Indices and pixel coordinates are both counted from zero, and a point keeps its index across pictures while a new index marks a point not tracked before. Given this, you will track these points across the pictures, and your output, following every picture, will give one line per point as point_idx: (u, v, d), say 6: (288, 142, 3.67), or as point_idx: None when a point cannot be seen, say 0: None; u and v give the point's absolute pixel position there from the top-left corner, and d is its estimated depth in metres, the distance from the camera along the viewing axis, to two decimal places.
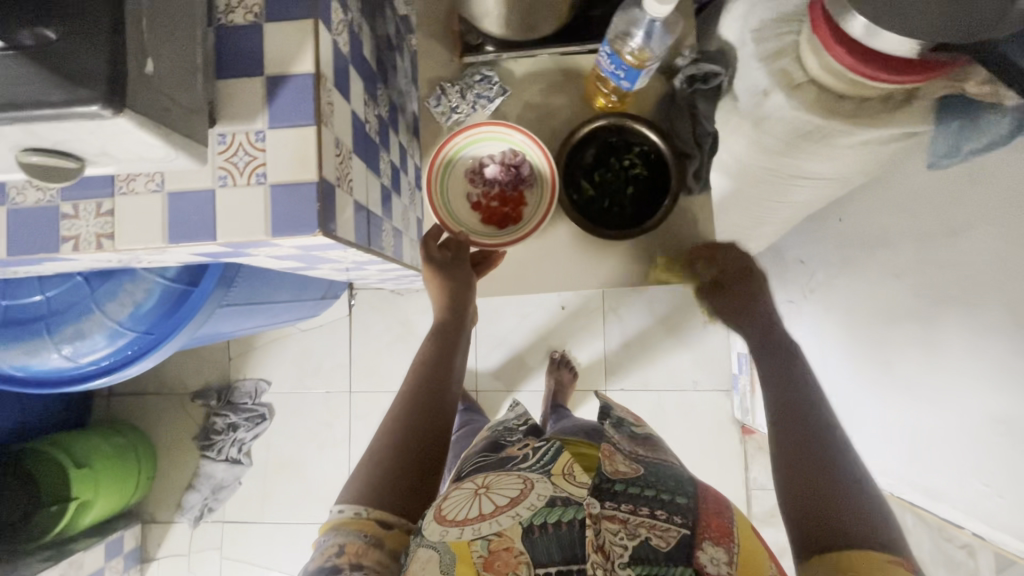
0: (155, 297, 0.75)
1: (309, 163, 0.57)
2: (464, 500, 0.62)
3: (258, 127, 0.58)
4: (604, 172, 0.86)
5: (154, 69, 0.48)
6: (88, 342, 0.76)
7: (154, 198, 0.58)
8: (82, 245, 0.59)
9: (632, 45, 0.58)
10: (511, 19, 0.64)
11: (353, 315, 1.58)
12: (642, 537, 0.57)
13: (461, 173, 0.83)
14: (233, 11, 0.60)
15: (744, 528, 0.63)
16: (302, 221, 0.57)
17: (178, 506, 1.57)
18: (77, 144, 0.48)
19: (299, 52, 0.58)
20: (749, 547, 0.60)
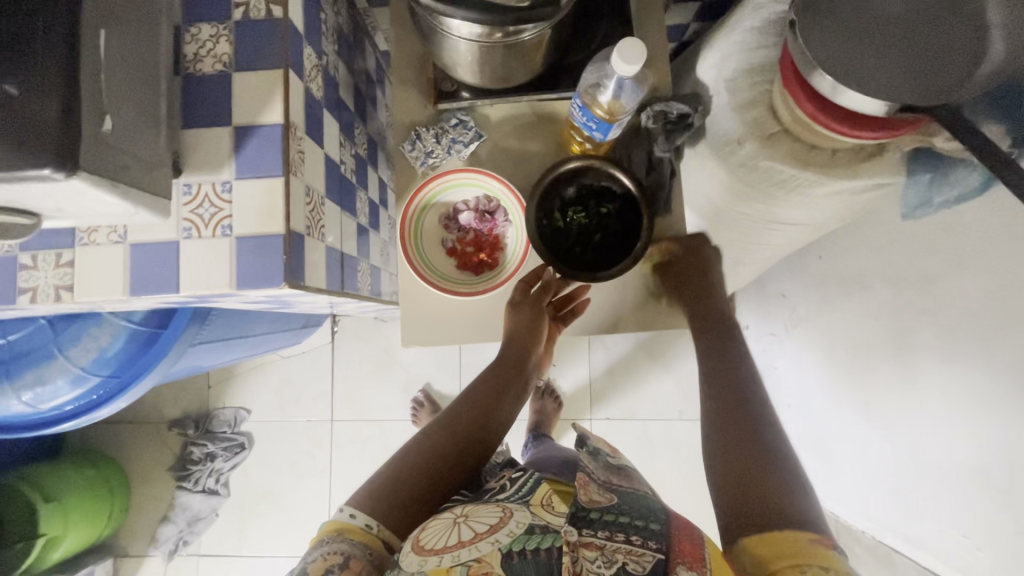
0: (121, 341, 0.72)
1: (277, 216, 0.57)
2: (444, 529, 0.59)
3: (225, 178, 0.57)
4: (580, 212, 0.69)
5: (112, 126, 0.47)
6: (50, 388, 0.73)
7: (116, 249, 0.57)
8: (41, 296, 0.57)
9: (603, 99, 0.58)
10: (485, 69, 0.64)
11: (335, 342, 1.57)
12: (618, 564, 0.54)
13: (427, 221, 0.68)
14: (201, 60, 0.59)
15: (718, 556, 0.57)
16: (269, 274, 0.56)
17: (152, 539, 1.52)
18: (30, 202, 0.47)
19: (268, 103, 0.58)
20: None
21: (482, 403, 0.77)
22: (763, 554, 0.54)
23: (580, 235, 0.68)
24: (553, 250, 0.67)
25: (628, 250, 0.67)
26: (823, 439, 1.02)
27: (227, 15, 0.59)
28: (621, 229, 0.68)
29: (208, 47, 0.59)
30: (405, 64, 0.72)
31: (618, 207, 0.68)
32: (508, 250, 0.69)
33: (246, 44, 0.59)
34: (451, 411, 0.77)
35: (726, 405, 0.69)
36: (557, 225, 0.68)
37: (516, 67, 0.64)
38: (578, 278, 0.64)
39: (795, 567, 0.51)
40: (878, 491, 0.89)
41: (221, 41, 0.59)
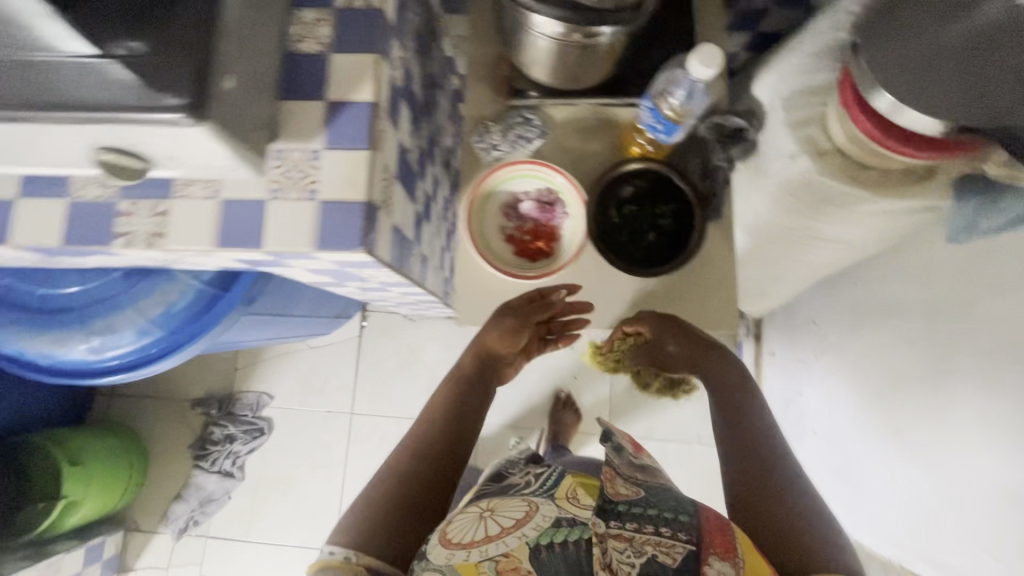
0: (187, 298, 0.76)
1: (360, 185, 0.61)
2: (469, 523, 0.59)
3: (315, 146, 0.61)
4: (637, 209, 0.72)
5: (233, 85, 0.51)
6: (116, 336, 0.76)
7: (207, 204, 0.61)
8: (133, 241, 0.61)
9: (673, 102, 0.61)
10: (560, 70, 0.68)
11: (363, 337, 1.59)
12: (648, 555, 0.55)
13: (489, 207, 0.72)
14: (303, 39, 0.64)
15: (748, 545, 0.57)
16: (348, 237, 0.60)
17: (163, 516, 1.53)
18: (152, 146, 0.52)
19: (361, 82, 0.63)
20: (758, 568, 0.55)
21: (447, 408, 0.81)
22: None
23: (634, 231, 0.71)
24: (609, 245, 0.70)
25: (682, 249, 0.70)
26: (850, 467, 1.02)
27: (330, 1, 0.64)
28: (676, 229, 0.71)
29: (310, 28, 0.64)
30: (479, 64, 0.77)
31: (674, 208, 0.71)
32: (564, 240, 0.72)
33: (345, 28, 0.64)
34: (421, 428, 0.78)
35: (745, 452, 0.68)
36: (613, 220, 0.71)
37: (588, 69, 0.68)
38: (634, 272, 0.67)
39: None
40: (902, 515, 0.89)
41: (322, 25, 0.64)
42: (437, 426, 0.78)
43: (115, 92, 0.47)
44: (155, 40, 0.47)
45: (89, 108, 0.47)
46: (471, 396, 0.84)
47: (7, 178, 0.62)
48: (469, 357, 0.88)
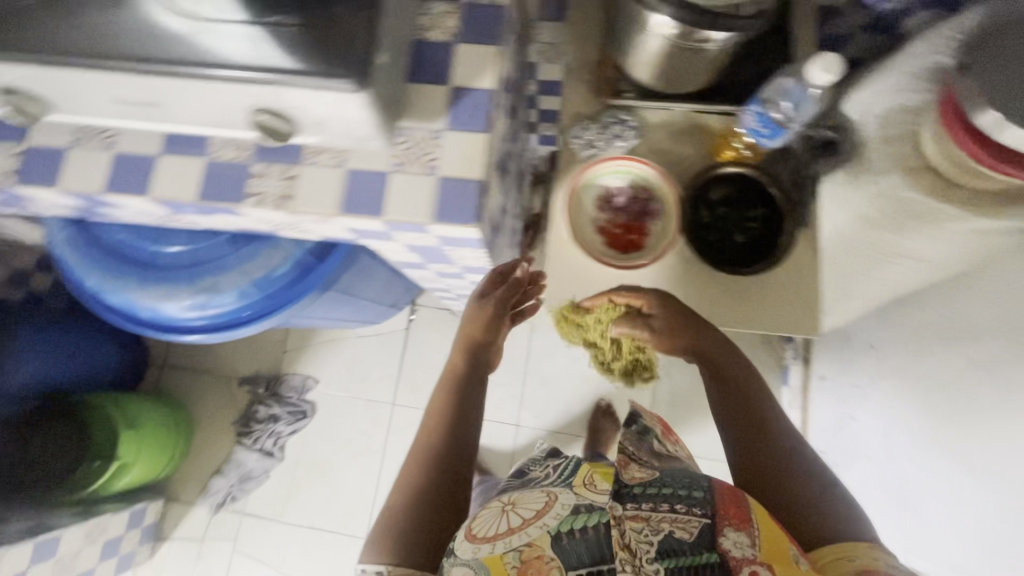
0: (288, 264, 0.81)
1: (478, 164, 0.65)
2: (492, 518, 0.66)
3: (437, 126, 0.66)
4: (727, 211, 0.75)
5: (385, 60, 0.56)
6: (218, 296, 0.80)
7: (334, 172, 0.65)
8: (263, 201, 0.65)
9: (782, 110, 0.65)
10: (665, 72, 0.72)
11: (410, 330, 1.63)
12: (665, 532, 0.59)
13: (586, 198, 0.76)
14: (431, 28, 0.69)
15: (763, 514, 0.61)
16: (464, 212, 0.64)
17: (203, 489, 1.56)
18: (305, 111, 0.56)
19: (483, 71, 0.67)
20: (773, 534, 0.59)
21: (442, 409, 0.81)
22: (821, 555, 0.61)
23: (722, 232, 0.74)
24: (698, 243, 0.74)
25: (768, 252, 0.74)
26: (905, 493, 1.01)
27: None
28: (763, 233, 0.74)
29: (438, 19, 0.69)
30: (579, 65, 0.82)
31: (764, 212, 0.74)
32: (655, 236, 0.75)
33: (471, 21, 0.69)
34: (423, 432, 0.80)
35: (745, 428, 0.72)
36: (703, 220, 0.75)
37: (693, 74, 0.71)
38: (724, 269, 0.72)
39: (845, 558, 0.59)
40: (960, 535, 0.88)
41: (450, 17, 0.69)
42: (435, 429, 0.80)
43: (284, 58, 0.52)
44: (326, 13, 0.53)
45: (259, 69, 0.52)
46: (468, 392, 0.83)
47: (151, 135, 0.67)
48: (459, 355, 0.85)
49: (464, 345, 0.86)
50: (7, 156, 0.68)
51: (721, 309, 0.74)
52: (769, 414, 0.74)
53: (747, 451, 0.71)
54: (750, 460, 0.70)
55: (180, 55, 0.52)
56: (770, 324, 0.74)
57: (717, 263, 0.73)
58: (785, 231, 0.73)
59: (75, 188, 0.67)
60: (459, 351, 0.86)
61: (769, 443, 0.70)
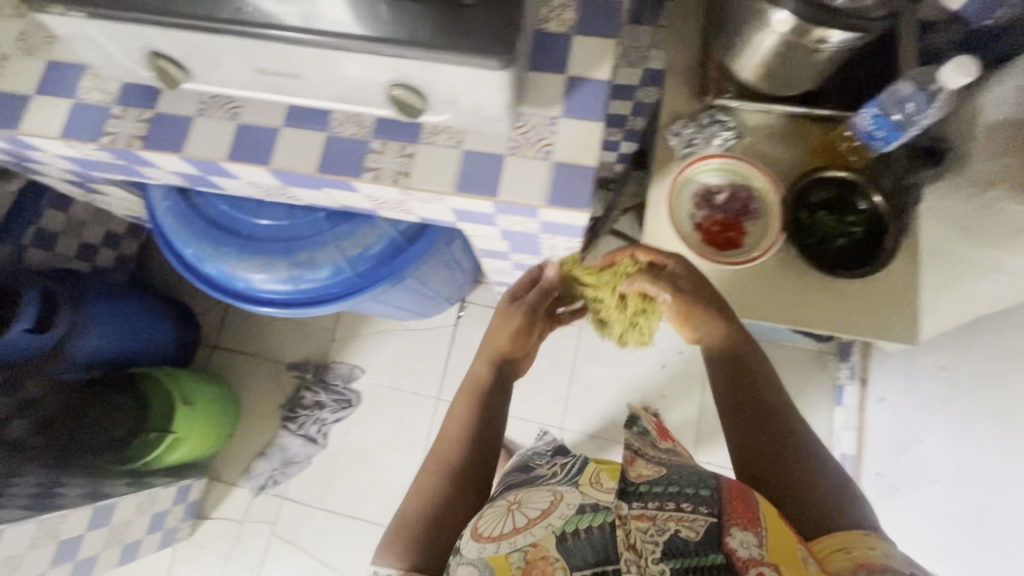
0: (382, 244, 0.82)
1: (593, 152, 0.66)
2: (498, 516, 0.63)
3: (553, 113, 0.67)
4: (828, 214, 0.75)
5: (523, 43, 0.58)
6: (313, 271, 0.82)
7: (451, 152, 0.67)
8: (380, 177, 0.67)
9: (901, 116, 0.65)
10: (774, 74, 0.73)
11: (457, 326, 1.64)
12: (670, 531, 0.56)
13: (686, 193, 0.77)
14: (549, 20, 0.70)
15: (771, 511, 0.59)
16: (577, 197, 0.65)
17: (245, 470, 1.58)
18: (442, 88, 0.58)
19: (599, 62, 0.69)
20: (780, 528, 0.57)
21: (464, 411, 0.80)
22: (820, 543, 0.58)
23: (824, 235, 0.74)
24: (799, 245, 0.74)
25: (871, 257, 0.73)
26: (979, 520, 0.98)
27: None
28: (865, 237, 0.74)
29: (556, 11, 0.71)
30: (679, 65, 0.83)
31: (864, 217, 0.74)
32: (755, 234, 0.75)
33: (588, 14, 0.70)
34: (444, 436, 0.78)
35: (744, 413, 0.70)
36: (804, 222, 0.75)
37: (803, 77, 0.72)
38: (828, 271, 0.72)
39: (839, 548, 0.56)
40: None
41: (568, 9, 0.71)
42: (456, 433, 0.77)
43: (439, 36, 0.53)
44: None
45: (415, 45, 0.53)
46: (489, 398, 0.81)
47: (276, 108, 0.69)
48: (484, 367, 0.85)
49: (491, 357, 0.85)
50: (136, 120, 0.71)
51: (813, 314, 0.74)
52: (768, 397, 0.70)
53: (748, 435, 0.68)
54: (747, 445, 0.68)
55: (341, 27, 0.53)
56: (869, 332, 0.73)
57: (820, 266, 0.73)
58: (891, 236, 0.72)
59: (200, 154, 0.69)
60: (486, 364, 0.85)
61: (769, 428, 0.68)
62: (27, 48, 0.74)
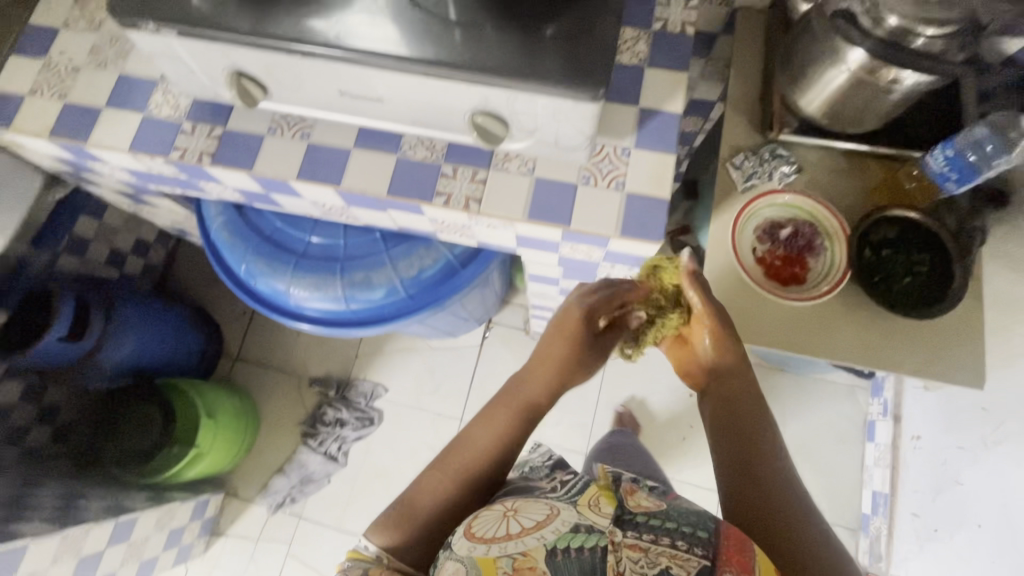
0: (438, 266, 0.82)
1: (665, 184, 0.66)
2: (493, 519, 0.58)
3: (626, 144, 0.67)
4: (892, 252, 0.74)
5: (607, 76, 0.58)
6: (367, 291, 0.81)
7: (523, 179, 0.67)
8: (451, 202, 0.67)
9: (974, 159, 0.65)
10: (842, 112, 0.73)
11: (482, 346, 1.62)
12: (661, 566, 0.50)
13: (749, 227, 0.78)
14: (621, 52, 0.71)
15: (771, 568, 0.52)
16: (650, 229, 0.65)
17: (263, 487, 1.55)
18: (525, 118, 0.58)
19: (671, 95, 0.69)
20: None
21: (496, 419, 0.70)
22: None
23: (888, 273, 0.74)
24: (861, 281, 0.74)
25: (939, 295, 0.72)
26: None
27: (648, 25, 0.72)
28: (930, 275, 0.73)
29: (628, 44, 0.71)
30: (739, 100, 0.83)
31: (932, 256, 0.73)
32: (817, 271, 0.76)
33: (659, 48, 0.71)
34: (468, 437, 0.69)
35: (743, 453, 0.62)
36: (867, 259, 0.74)
37: (870, 117, 0.72)
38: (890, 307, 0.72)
39: None
40: None
41: (640, 42, 0.71)
42: (485, 443, 0.68)
43: (535, 67, 0.53)
44: (576, 26, 0.55)
45: (509, 76, 0.53)
46: (526, 415, 0.71)
47: (347, 130, 0.70)
48: (539, 394, 0.72)
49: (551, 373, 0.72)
50: (207, 137, 0.71)
51: (880, 353, 0.73)
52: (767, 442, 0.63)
53: (739, 481, 0.60)
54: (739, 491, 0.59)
55: (436, 56, 0.54)
56: (939, 373, 0.72)
57: (883, 302, 0.72)
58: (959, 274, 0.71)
59: (269, 173, 0.70)
60: (542, 390, 0.72)
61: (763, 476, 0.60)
62: (100, 62, 0.75)
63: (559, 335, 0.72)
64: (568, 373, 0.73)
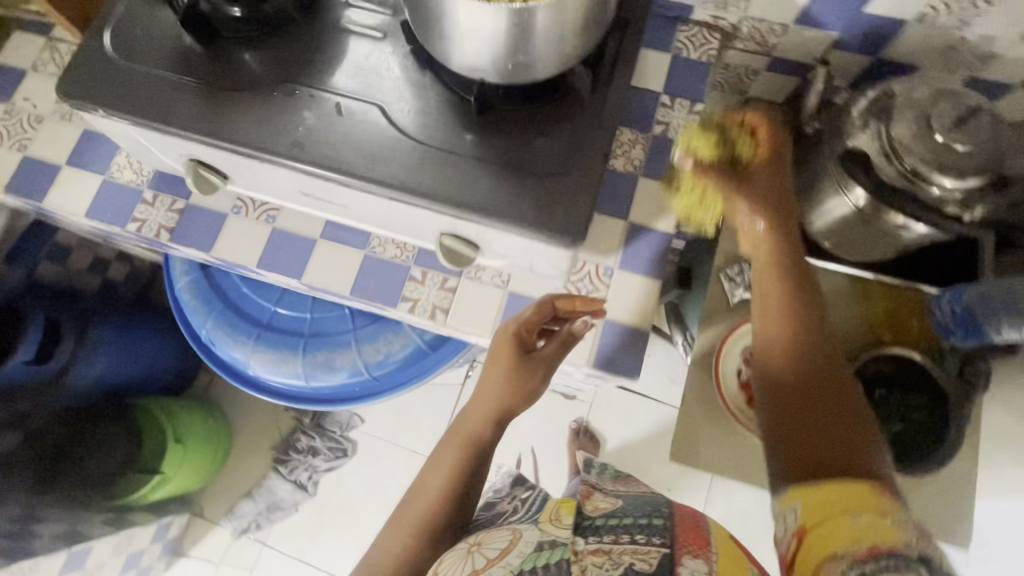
0: (406, 352, 0.78)
1: (646, 316, 0.62)
2: (457, 561, 0.53)
3: (609, 264, 0.63)
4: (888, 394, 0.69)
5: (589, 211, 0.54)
6: (330, 373, 0.78)
7: (496, 292, 0.63)
8: (417, 309, 0.63)
9: (980, 329, 0.60)
10: (848, 237, 0.68)
11: (465, 386, 1.59)
12: (625, 565, 0.48)
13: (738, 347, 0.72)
14: (616, 156, 0.66)
15: (728, 542, 0.51)
16: (624, 365, 0.62)
17: (229, 510, 1.53)
18: (495, 245, 0.54)
19: (663, 212, 0.64)
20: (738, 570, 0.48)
21: (443, 462, 0.62)
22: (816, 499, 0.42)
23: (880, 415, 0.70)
24: None
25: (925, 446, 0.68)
26: None
27: (649, 128, 0.67)
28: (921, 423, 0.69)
29: (625, 148, 0.66)
30: None
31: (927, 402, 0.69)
32: None
33: (657, 154, 0.66)
34: (421, 485, 0.62)
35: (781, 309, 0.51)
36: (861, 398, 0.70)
37: (877, 248, 0.67)
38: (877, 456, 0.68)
39: (844, 516, 0.41)
40: None
41: (637, 147, 0.66)
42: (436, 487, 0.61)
43: (508, 204, 0.49)
44: (558, 159, 0.50)
45: (478, 210, 0.49)
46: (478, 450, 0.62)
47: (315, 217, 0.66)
48: (483, 424, 0.62)
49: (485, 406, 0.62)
50: (167, 210, 0.67)
51: None
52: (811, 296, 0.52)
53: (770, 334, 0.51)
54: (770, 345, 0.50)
55: (401, 179, 0.49)
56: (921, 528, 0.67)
57: None
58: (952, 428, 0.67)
59: (230, 256, 0.66)
60: (483, 421, 0.62)
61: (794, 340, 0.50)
62: (63, 115, 0.70)
63: (491, 361, 0.61)
64: (515, 387, 0.61)
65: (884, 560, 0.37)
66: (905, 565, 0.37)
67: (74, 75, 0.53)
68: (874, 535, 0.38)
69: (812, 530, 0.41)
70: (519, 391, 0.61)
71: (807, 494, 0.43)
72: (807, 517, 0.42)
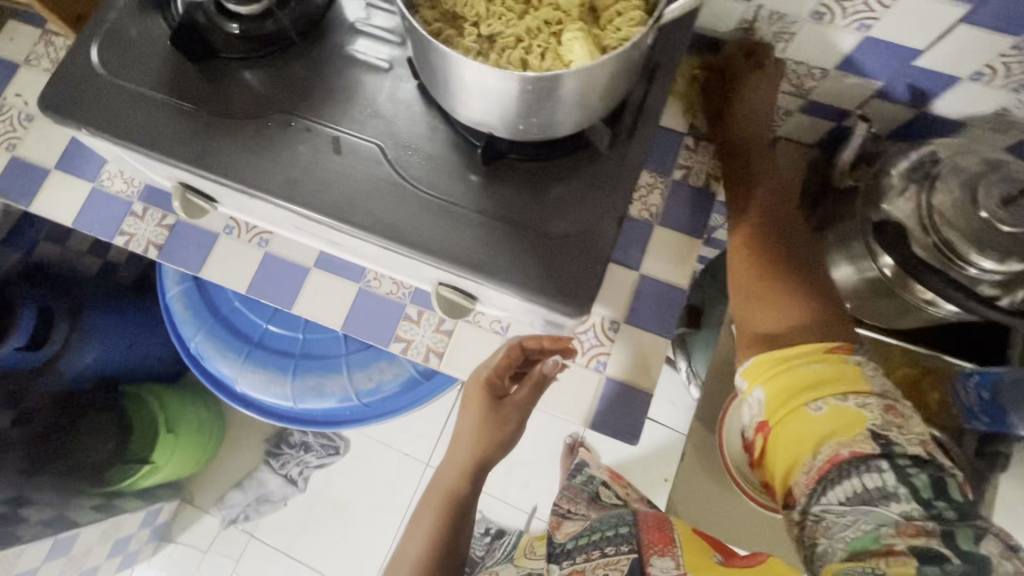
0: (399, 380, 0.76)
1: (649, 374, 0.59)
2: None
3: (615, 316, 0.60)
4: None
5: None
6: (320, 397, 0.76)
7: (495, 338, 0.60)
8: (411, 351, 0.60)
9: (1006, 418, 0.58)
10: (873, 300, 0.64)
11: None
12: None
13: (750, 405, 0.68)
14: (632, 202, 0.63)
15: (693, 541, 0.57)
16: (624, 425, 0.59)
17: (219, 499, 1.54)
18: (494, 300, 0.51)
19: (677, 264, 0.61)
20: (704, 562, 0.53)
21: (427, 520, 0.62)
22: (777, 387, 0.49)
23: None
24: None
25: None
26: None
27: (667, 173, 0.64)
28: None
29: (642, 194, 0.63)
30: None
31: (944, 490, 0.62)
32: None
33: (674, 203, 0.63)
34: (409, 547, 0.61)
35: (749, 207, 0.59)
36: None
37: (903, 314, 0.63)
38: None
39: (805, 405, 0.47)
40: None
41: (654, 193, 0.63)
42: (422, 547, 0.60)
43: (508, 262, 0.45)
44: (567, 216, 0.47)
45: (474, 267, 0.46)
46: (458, 505, 0.62)
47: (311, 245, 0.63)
48: (459, 477, 0.62)
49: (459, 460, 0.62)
50: (156, 226, 0.64)
51: None
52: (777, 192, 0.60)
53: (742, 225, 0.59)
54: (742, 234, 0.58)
55: (394, 227, 0.46)
56: None
57: None
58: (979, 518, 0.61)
59: (221, 279, 0.63)
60: (459, 475, 0.62)
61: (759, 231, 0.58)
62: None
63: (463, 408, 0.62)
64: (491, 437, 0.61)
65: (846, 464, 0.44)
66: (867, 467, 0.43)
67: (58, 86, 0.49)
68: (838, 431, 0.45)
69: (773, 424, 0.49)
70: (497, 439, 0.61)
71: (772, 387, 0.50)
72: (769, 412, 0.50)
